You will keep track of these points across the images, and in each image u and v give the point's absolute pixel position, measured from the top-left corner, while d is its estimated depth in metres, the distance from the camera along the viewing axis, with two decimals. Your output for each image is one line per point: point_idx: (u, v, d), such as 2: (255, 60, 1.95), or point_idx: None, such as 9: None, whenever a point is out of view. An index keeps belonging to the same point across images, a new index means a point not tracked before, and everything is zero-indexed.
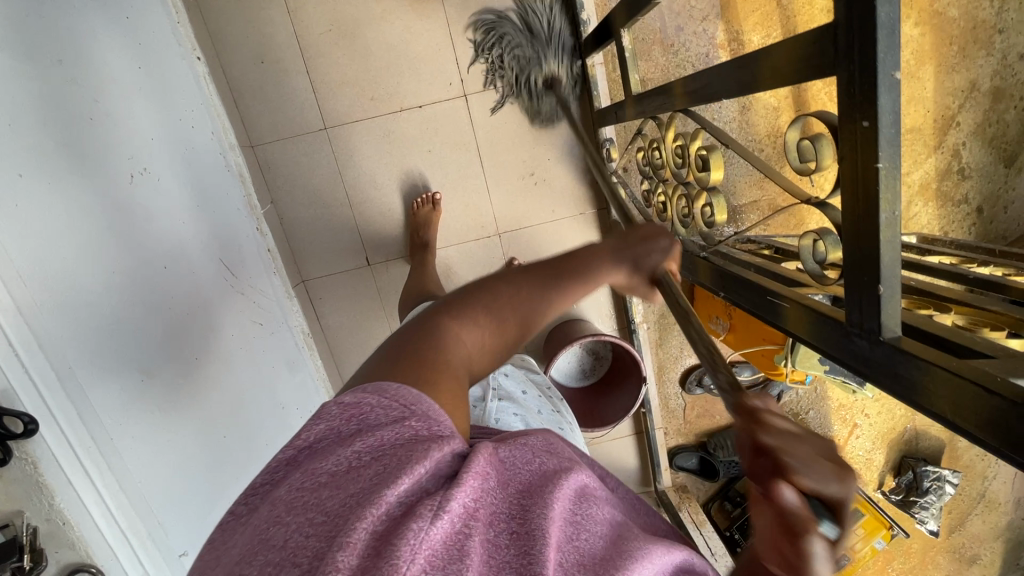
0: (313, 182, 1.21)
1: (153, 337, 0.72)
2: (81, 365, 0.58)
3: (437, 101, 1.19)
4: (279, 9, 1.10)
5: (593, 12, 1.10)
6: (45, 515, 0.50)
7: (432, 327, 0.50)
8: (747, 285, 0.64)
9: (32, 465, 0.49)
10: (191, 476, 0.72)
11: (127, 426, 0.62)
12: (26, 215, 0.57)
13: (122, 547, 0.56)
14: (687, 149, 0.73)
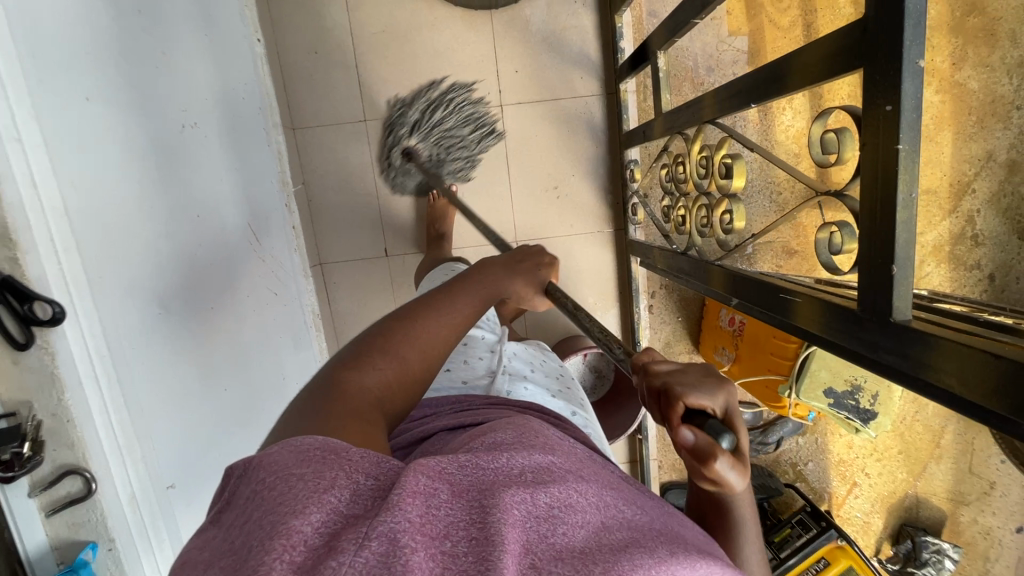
0: (345, 170, 1.26)
1: (178, 275, 0.74)
2: (111, 277, 0.60)
3: (472, 108, 1.25)
4: (339, 7, 1.18)
5: (630, 42, 1.17)
6: (51, 409, 0.50)
7: (338, 382, 0.50)
8: (760, 287, 0.65)
9: (50, 355, 0.50)
10: (189, 417, 0.72)
11: (139, 350, 0.63)
12: (86, 131, 0.60)
13: (115, 463, 0.56)
14: (711, 158, 0.76)
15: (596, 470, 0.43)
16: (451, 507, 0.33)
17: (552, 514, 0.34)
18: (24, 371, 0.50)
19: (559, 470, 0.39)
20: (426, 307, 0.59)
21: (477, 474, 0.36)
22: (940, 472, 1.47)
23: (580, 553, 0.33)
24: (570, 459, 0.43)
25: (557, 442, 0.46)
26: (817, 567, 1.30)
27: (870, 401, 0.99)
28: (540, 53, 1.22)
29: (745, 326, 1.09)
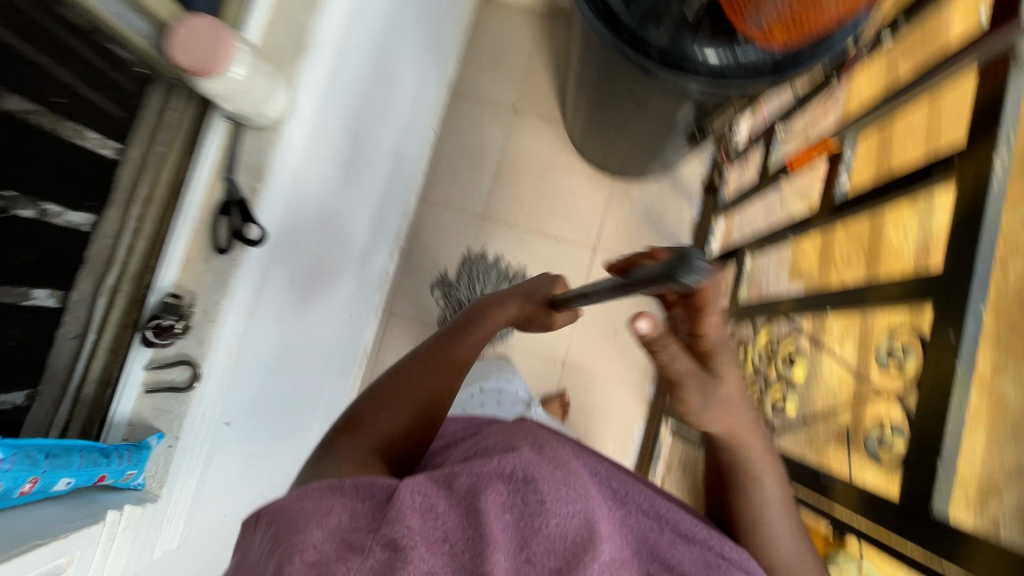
0: (446, 247, 1.43)
1: (313, 259, 0.87)
2: (286, 232, 0.72)
3: (570, 242, 1.44)
4: (501, 133, 1.47)
5: (718, 240, 1.40)
6: (207, 305, 0.60)
7: (362, 416, 0.56)
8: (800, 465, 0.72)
9: (234, 263, 0.61)
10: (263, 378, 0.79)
11: (268, 298, 0.73)
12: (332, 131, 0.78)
13: (213, 371, 0.62)
14: (776, 348, 0.88)
15: (583, 469, 0.51)
16: (448, 513, 0.42)
17: (537, 509, 0.43)
18: (209, 270, 0.61)
19: (549, 468, 0.47)
20: (425, 358, 0.63)
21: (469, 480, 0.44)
22: None
23: (556, 547, 0.41)
24: (560, 454, 0.50)
25: (546, 440, 0.53)
26: None
27: None
28: (640, 224, 1.45)
29: None
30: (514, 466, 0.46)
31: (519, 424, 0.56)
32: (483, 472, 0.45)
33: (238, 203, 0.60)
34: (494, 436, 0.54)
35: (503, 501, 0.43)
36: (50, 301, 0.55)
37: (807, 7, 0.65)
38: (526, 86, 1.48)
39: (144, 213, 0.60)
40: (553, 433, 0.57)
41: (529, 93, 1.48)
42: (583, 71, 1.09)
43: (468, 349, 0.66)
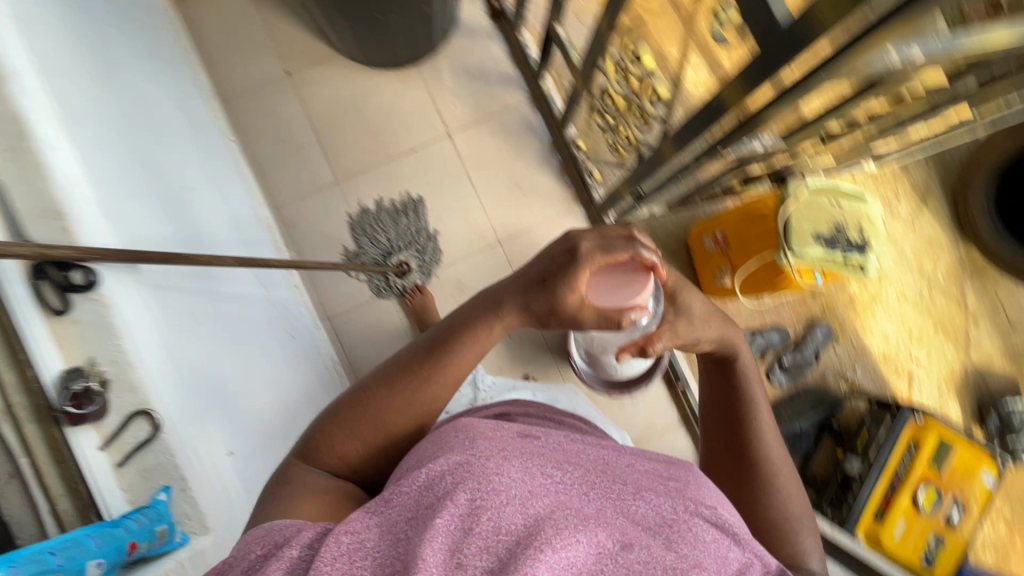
0: (329, 229, 1.37)
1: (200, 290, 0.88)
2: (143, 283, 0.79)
3: (425, 144, 1.41)
4: (294, 104, 1.40)
5: (533, 45, 1.39)
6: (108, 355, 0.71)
7: (318, 449, 0.73)
8: (692, 122, 0.78)
9: (100, 307, 0.71)
10: (219, 385, 0.83)
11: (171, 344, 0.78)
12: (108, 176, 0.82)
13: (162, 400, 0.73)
14: (625, 64, 0.90)
15: (520, 452, 0.62)
16: (379, 537, 0.52)
17: (494, 512, 0.53)
18: (78, 324, 0.70)
19: (480, 464, 0.58)
20: (399, 385, 0.73)
21: (401, 496, 0.56)
22: (981, 334, 1.53)
23: (491, 542, 0.51)
24: (491, 449, 0.61)
25: (481, 437, 0.64)
26: (909, 453, 1.24)
27: (858, 234, 1.00)
28: (470, 88, 1.43)
29: (727, 237, 1.24)
30: (445, 469, 0.57)
31: (460, 434, 0.65)
32: (413, 490, 0.56)
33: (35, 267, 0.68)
34: (431, 448, 0.64)
35: (449, 510, 0.52)
36: None
37: None
38: (280, 48, 1.40)
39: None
40: (498, 430, 0.67)
41: (290, 52, 1.40)
42: None
43: (444, 366, 0.74)
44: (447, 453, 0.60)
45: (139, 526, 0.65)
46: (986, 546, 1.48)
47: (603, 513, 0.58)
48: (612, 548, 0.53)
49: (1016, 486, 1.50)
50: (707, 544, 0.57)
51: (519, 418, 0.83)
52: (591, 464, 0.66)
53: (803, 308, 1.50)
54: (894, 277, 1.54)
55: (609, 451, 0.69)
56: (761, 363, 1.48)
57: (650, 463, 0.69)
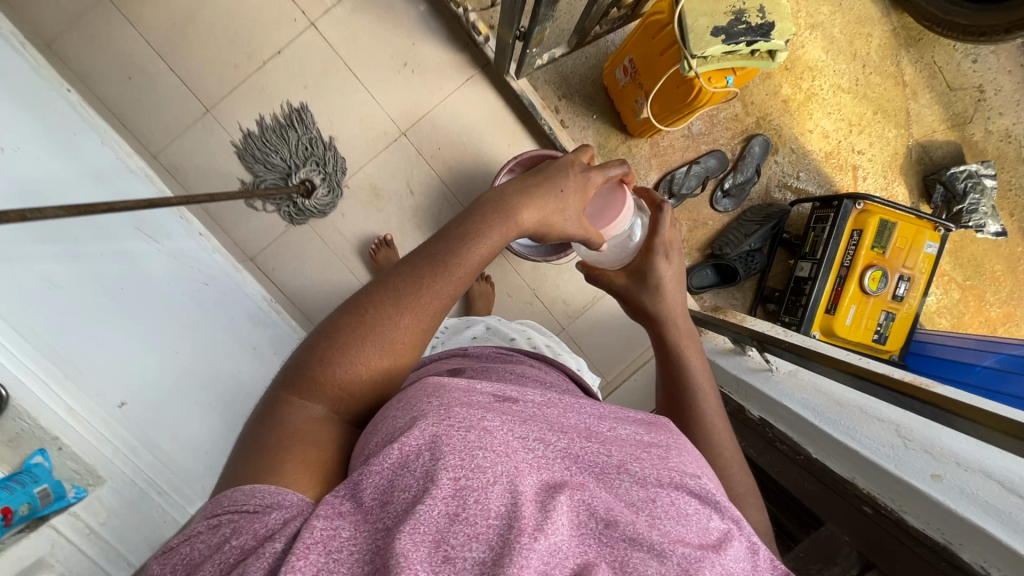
0: (218, 164, 1.27)
1: (57, 248, 0.70)
2: None
3: (290, 41, 1.25)
4: (127, 31, 1.21)
5: None
6: None
7: (311, 378, 0.51)
8: None
9: None
10: (121, 346, 0.70)
11: (36, 316, 0.62)
12: None
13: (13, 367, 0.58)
14: None
15: (501, 416, 0.45)
16: (357, 528, 0.38)
17: (479, 494, 0.38)
18: None
19: (461, 437, 0.41)
20: (406, 298, 0.53)
21: (373, 480, 0.39)
22: (920, 107, 1.47)
23: (481, 531, 0.37)
24: (472, 417, 0.43)
25: (457, 401, 0.45)
26: (853, 242, 1.24)
27: (759, 16, 0.90)
28: None
29: (635, 62, 1.13)
30: (422, 445, 0.40)
31: (431, 395, 0.46)
32: (380, 474, 0.39)
33: None
34: (397, 414, 0.45)
35: (434, 494, 0.38)
36: None
37: None
38: None
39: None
40: (472, 391, 0.48)
41: None
42: None
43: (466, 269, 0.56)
44: (416, 422, 0.42)
45: (12, 492, 0.56)
46: (940, 312, 1.55)
47: (591, 488, 0.42)
48: (595, 527, 0.40)
49: (964, 250, 1.53)
50: (691, 518, 0.44)
51: (479, 373, 0.60)
52: (570, 427, 0.47)
53: (737, 125, 1.43)
54: (827, 69, 1.44)
55: (583, 409, 0.50)
56: (704, 193, 1.43)
57: (627, 424, 0.50)
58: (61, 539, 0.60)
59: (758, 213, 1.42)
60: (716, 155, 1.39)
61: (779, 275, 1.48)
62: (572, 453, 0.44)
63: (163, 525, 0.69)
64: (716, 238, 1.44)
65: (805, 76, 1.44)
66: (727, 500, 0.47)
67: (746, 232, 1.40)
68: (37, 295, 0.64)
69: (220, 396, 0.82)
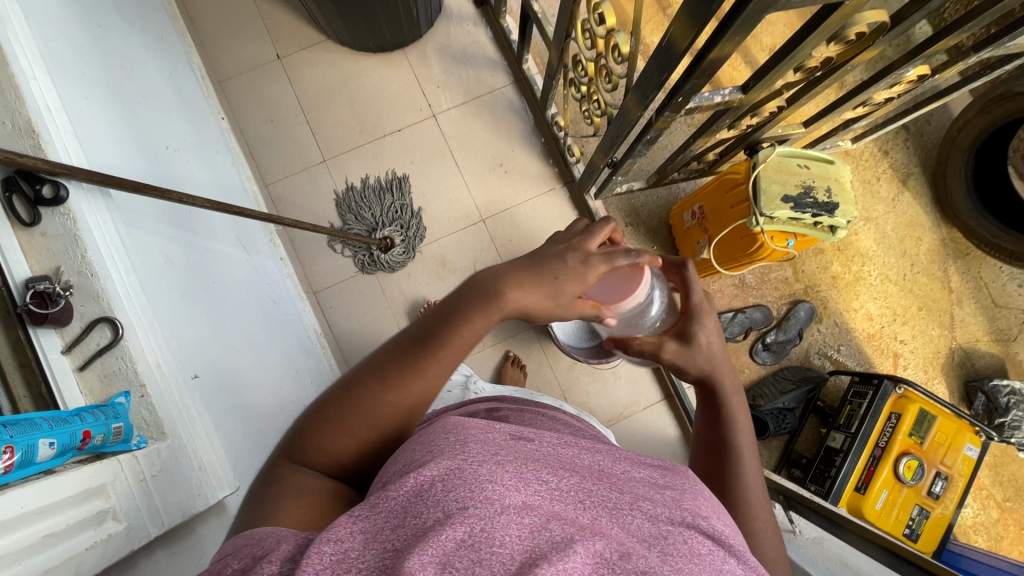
0: (316, 205, 1.42)
1: (175, 232, 0.80)
2: (121, 206, 0.67)
3: (412, 124, 1.46)
4: (285, 86, 1.45)
5: (515, 30, 1.45)
6: (77, 267, 0.57)
7: (302, 448, 0.56)
8: (645, 75, 0.81)
9: (71, 221, 0.58)
10: (203, 330, 0.77)
11: (152, 282, 0.69)
12: (92, 106, 0.76)
13: (133, 311, 0.60)
14: (590, 27, 0.92)
15: (513, 456, 0.42)
16: (371, 549, 0.35)
17: (489, 521, 0.35)
18: (51, 239, 0.57)
19: (473, 470, 0.39)
20: (397, 377, 0.57)
21: (390, 504, 0.37)
22: (965, 314, 1.53)
23: (492, 558, 0.33)
24: (485, 454, 0.41)
25: (474, 437, 0.44)
26: (891, 424, 1.24)
27: (826, 195, 1.03)
28: (460, 73, 1.48)
29: (704, 209, 1.25)
30: (437, 477, 0.38)
31: (449, 433, 0.45)
32: (392, 502, 0.37)
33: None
34: (416, 451, 0.44)
35: (446, 518, 0.35)
36: None
37: None
38: (274, 32, 1.45)
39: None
40: (487, 431, 0.46)
41: (283, 35, 1.45)
42: None
43: (448, 348, 0.59)
44: (433, 458, 0.41)
45: (95, 417, 0.51)
46: (976, 529, 1.46)
47: (602, 525, 0.38)
48: (610, 557, 0.35)
49: (1005, 468, 1.48)
50: (704, 558, 0.39)
51: (515, 415, 0.58)
52: (581, 467, 0.44)
53: (786, 288, 1.51)
54: (877, 259, 1.55)
55: (597, 452, 0.47)
56: (744, 342, 1.48)
57: (641, 469, 0.47)
58: (122, 472, 0.53)
59: (794, 373, 1.45)
60: (762, 309, 1.46)
61: (808, 439, 1.46)
62: (583, 490, 0.41)
63: (198, 499, 0.59)
64: (752, 387, 1.45)
65: (854, 259, 1.54)
66: (744, 547, 0.43)
67: (780, 386, 1.42)
68: (159, 265, 0.72)
69: (259, 400, 0.85)
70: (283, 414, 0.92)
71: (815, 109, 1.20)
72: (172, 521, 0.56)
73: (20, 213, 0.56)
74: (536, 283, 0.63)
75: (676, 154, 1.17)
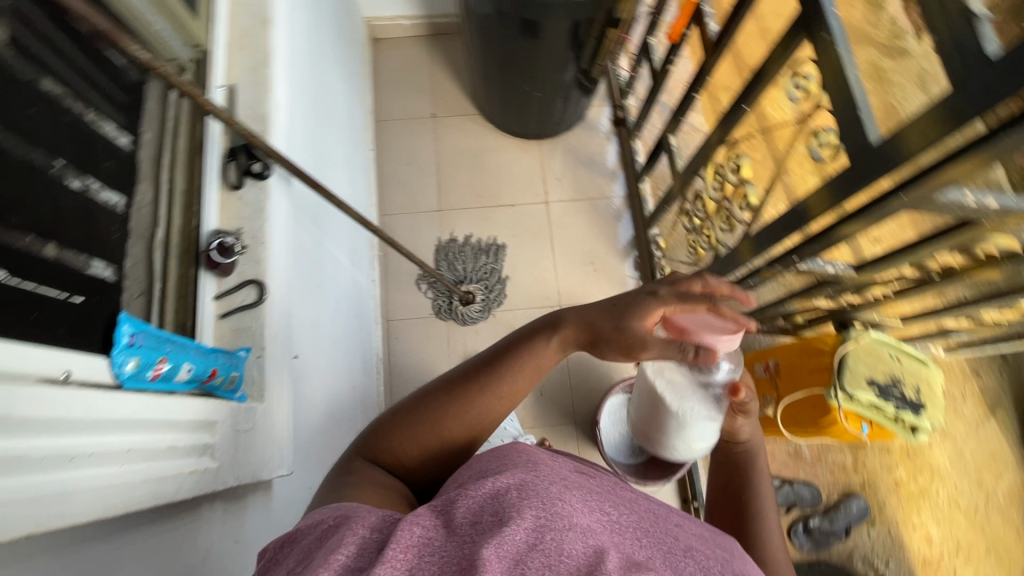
0: (417, 245, 1.53)
1: (315, 230, 0.91)
2: (296, 197, 0.79)
3: (525, 204, 1.58)
4: (429, 139, 1.62)
5: (642, 154, 1.57)
6: (253, 232, 0.67)
7: (378, 445, 0.62)
8: (769, 228, 0.87)
9: (263, 195, 0.69)
10: (310, 320, 0.84)
11: (294, 265, 0.78)
12: (300, 112, 0.90)
13: (279, 283, 0.68)
14: (724, 172, 1.01)
15: (579, 482, 0.46)
16: (451, 537, 0.38)
17: (559, 534, 0.39)
18: (243, 204, 0.69)
19: (545, 485, 0.43)
20: (468, 395, 0.62)
21: (469, 500, 0.41)
22: None
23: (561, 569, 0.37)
24: (555, 474, 0.45)
25: (543, 460, 0.48)
26: None
27: (914, 393, 1.03)
28: (580, 174, 1.62)
29: (779, 366, 1.21)
30: (512, 484, 0.42)
31: (522, 451, 0.49)
32: (473, 499, 0.41)
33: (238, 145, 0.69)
34: (490, 459, 0.48)
35: (521, 524, 0.38)
36: (106, 274, 0.57)
37: None
38: (437, 94, 1.65)
39: (172, 177, 0.66)
40: (555, 457, 0.50)
41: (442, 99, 1.65)
42: (483, 42, 1.29)
43: (514, 371, 0.64)
44: (508, 468, 0.45)
45: (226, 360, 0.58)
46: None
47: (657, 565, 0.41)
48: None
49: None
50: None
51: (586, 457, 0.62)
52: (637, 508, 0.48)
53: (841, 475, 1.43)
54: (948, 479, 1.44)
55: (652, 499, 0.51)
56: (784, 517, 1.38)
57: (693, 525, 0.50)
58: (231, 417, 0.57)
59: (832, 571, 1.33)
60: (810, 488, 1.39)
61: None
62: (639, 528, 0.44)
63: (268, 468, 0.63)
64: None
65: (923, 471, 1.45)
66: None
67: None
68: (302, 253, 0.82)
69: (323, 400, 0.90)
70: (335, 422, 0.95)
71: (913, 309, 1.21)
72: (245, 479, 0.59)
73: (231, 176, 0.70)
74: (598, 313, 0.66)
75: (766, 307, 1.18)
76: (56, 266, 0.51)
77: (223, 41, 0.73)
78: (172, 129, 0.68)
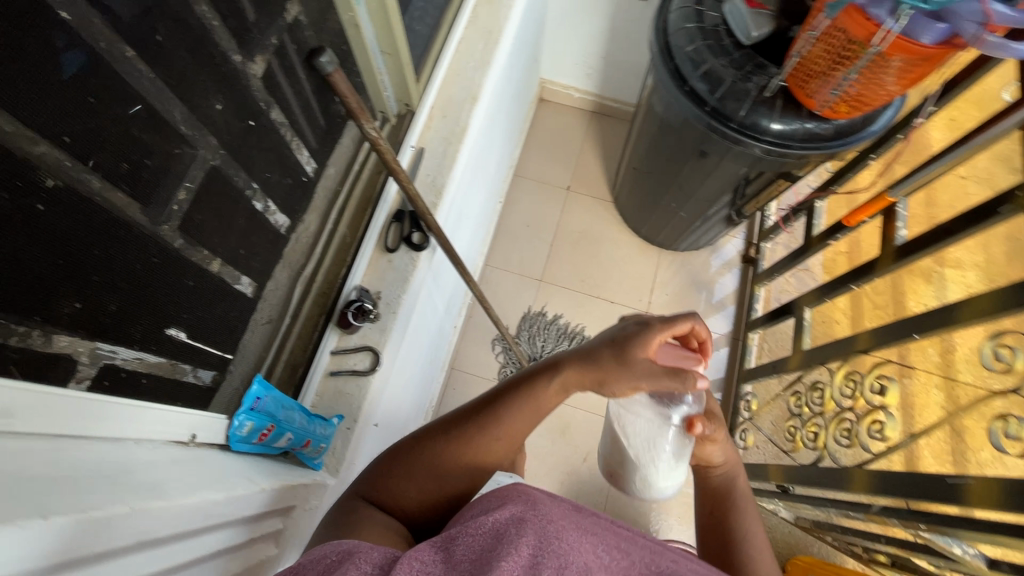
0: (505, 306, 1.50)
1: (431, 298, 0.95)
2: (434, 268, 0.82)
3: (624, 306, 1.52)
4: (556, 209, 1.61)
5: (762, 305, 1.47)
6: (389, 298, 0.70)
7: (377, 485, 0.53)
8: (904, 480, 0.76)
9: (411, 264, 0.72)
10: (399, 385, 0.86)
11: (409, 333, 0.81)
12: (463, 177, 0.91)
13: (390, 353, 0.70)
14: (862, 382, 0.94)
15: (586, 521, 0.41)
16: None
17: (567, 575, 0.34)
18: (390, 268, 0.72)
19: (548, 521, 0.38)
20: (462, 436, 0.53)
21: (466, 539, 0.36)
22: None
23: None
24: (560, 511, 0.40)
25: (544, 496, 0.43)
26: None
27: None
28: (690, 296, 1.53)
29: None
30: (512, 518, 0.37)
31: (520, 488, 0.44)
32: (473, 538, 0.36)
33: (408, 211, 0.73)
34: (485, 499, 0.43)
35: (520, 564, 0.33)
36: (248, 290, 0.62)
37: (868, 88, 0.80)
38: (579, 170, 1.65)
39: (336, 222, 0.76)
40: (557, 496, 0.45)
41: (583, 176, 1.64)
42: (649, 149, 1.26)
43: (527, 410, 0.54)
44: (505, 503, 0.40)
45: (319, 430, 0.63)
46: None
47: None
48: None
49: None
50: None
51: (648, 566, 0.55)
52: (651, 548, 0.42)
53: None
54: None
55: (666, 542, 0.45)
56: None
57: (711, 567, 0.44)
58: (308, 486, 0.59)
59: None
60: None
61: None
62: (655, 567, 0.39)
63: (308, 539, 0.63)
64: None
65: None
66: None
67: None
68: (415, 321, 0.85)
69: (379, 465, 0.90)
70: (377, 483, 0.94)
71: None
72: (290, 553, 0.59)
73: (388, 239, 0.74)
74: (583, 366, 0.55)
75: (854, 535, 1.03)
76: (215, 281, 0.56)
77: (429, 106, 0.79)
78: (352, 178, 0.78)
